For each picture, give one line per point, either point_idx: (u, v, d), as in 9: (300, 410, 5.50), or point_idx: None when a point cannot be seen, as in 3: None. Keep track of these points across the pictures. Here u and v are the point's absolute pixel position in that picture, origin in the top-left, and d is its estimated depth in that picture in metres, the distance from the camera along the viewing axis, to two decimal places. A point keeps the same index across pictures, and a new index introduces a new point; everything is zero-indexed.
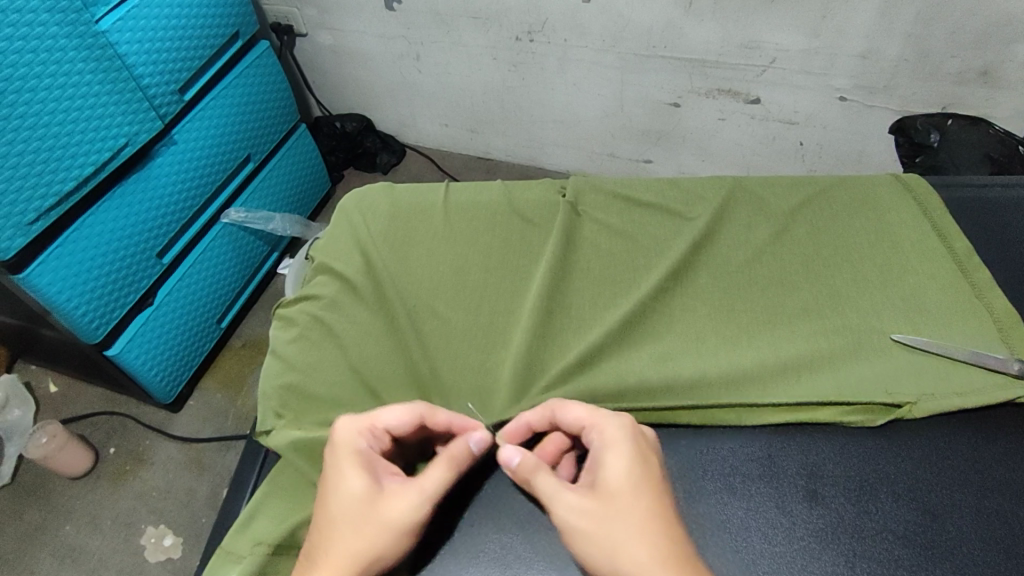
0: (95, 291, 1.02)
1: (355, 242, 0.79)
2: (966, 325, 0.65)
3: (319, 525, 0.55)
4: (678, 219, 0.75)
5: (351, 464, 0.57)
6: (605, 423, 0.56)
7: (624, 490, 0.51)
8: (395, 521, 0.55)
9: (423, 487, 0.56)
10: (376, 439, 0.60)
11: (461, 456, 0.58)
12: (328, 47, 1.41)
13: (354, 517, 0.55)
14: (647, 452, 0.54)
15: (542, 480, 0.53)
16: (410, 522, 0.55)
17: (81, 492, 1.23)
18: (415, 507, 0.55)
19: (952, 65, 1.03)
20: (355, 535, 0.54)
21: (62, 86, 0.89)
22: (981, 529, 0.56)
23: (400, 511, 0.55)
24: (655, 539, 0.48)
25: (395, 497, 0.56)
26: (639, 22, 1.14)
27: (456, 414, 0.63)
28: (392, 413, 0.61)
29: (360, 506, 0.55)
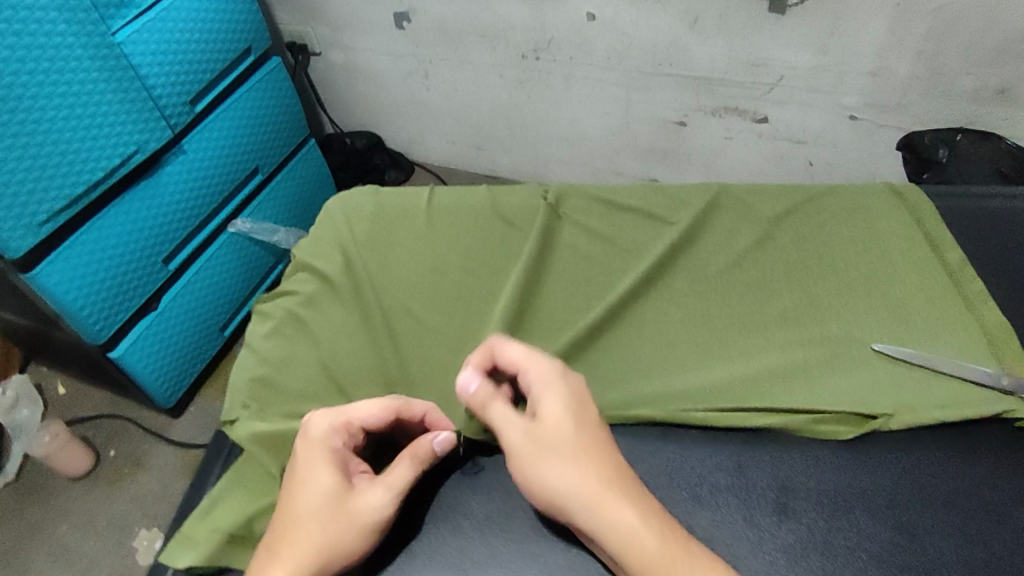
0: (100, 295, 1.03)
1: (338, 243, 0.78)
2: (953, 337, 0.62)
3: (285, 513, 0.55)
4: (658, 223, 0.73)
5: (319, 459, 0.57)
6: (537, 362, 0.57)
7: (561, 428, 0.53)
8: (365, 518, 0.55)
9: (390, 487, 0.56)
10: (350, 437, 0.59)
11: (424, 455, 0.58)
12: (341, 65, 1.44)
13: (322, 514, 0.55)
14: (577, 388, 0.56)
15: (493, 414, 0.56)
16: (380, 519, 0.55)
17: (79, 493, 1.23)
18: (382, 507, 0.55)
19: (967, 82, 0.98)
20: (321, 531, 0.54)
21: (75, 93, 0.91)
22: (962, 551, 0.52)
23: (368, 510, 0.55)
24: (597, 470, 0.51)
25: (364, 495, 0.56)
26: (643, 39, 1.12)
27: (432, 407, 0.62)
28: (368, 407, 0.59)
29: (329, 504, 0.55)
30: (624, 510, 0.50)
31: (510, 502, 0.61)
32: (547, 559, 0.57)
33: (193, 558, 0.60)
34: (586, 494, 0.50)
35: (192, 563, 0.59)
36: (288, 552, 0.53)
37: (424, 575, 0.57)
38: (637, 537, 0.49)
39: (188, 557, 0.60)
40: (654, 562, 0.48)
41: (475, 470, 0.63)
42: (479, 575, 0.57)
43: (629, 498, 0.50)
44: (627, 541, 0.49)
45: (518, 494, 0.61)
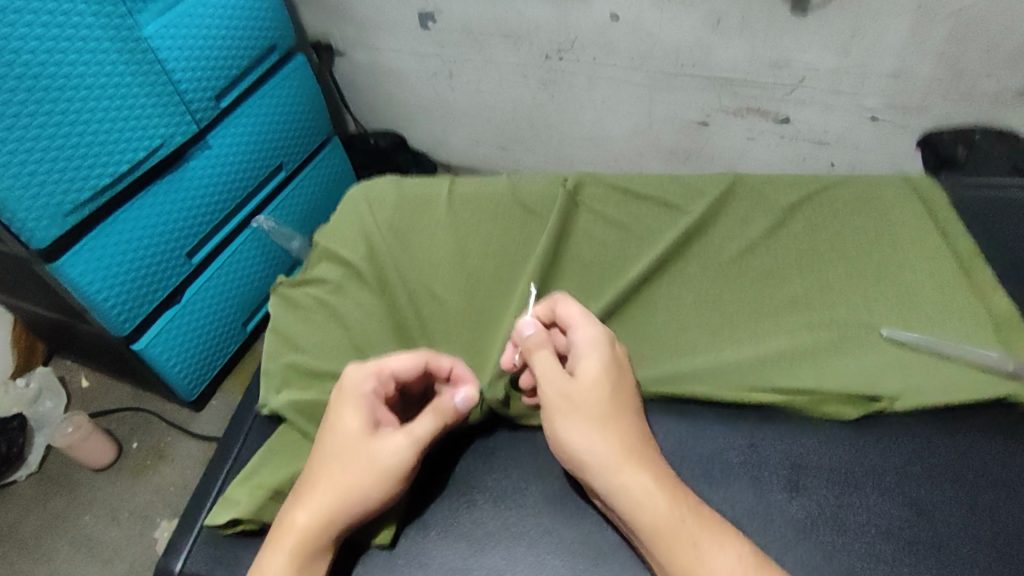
0: (124, 285, 1.05)
1: (361, 231, 0.79)
2: (961, 322, 0.63)
3: (317, 460, 0.58)
4: (674, 212, 0.75)
5: (352, 405, 0.60)
6: (589, 325, 0.61)
7: (596, 387, 0.57)
8: (382, 461, 0.57)
9: (413, 433, 0.58)
10: (380, 384, 0.61)
11: (449, 412, 0.60)
12: (366, 64, 1.47)
13: (343, 457, 0.57)
14: (620, 359, 0.60)
15: (540, 358, 0.59)
16: (396, 463, 0.57)
17: (102, 483, 1.27)
18: (404, 451, 0.57)
19: (988, 85, 0.98)
20: (343, 473, 0.56)
21: (103, 86, 0.94)
22: (972, 527, 0.53)
23: (390, 453, 0.57)
24: (618, 432, 0.55)
25: (387, 440, 0.57)
26: (666, 40, 1.13)
27: (458, 361, 0.64)
28: (399, 358, 0.61)
29: (350, 447, 0.58)
30: (640, 473, 0.53)
31: (524, 477, 0.62)
32: (558, 533, 0.59)
33: (226, 519, 0.62)
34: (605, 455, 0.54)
35: (239, 514, 0.62)
36: (315, 494, 0.56)
37: (439, 545, 0.59)
38: (649, 501, 0.52)
39: (225, 515, 0.63)
40: (662, 530, 0.51)
41: (492, 446, 0.65)
42: (490, 547, 0.58)
43: (643, 464, 0.54)
44: (636, 504, 0.52)
45: (534, 470, 0.63)
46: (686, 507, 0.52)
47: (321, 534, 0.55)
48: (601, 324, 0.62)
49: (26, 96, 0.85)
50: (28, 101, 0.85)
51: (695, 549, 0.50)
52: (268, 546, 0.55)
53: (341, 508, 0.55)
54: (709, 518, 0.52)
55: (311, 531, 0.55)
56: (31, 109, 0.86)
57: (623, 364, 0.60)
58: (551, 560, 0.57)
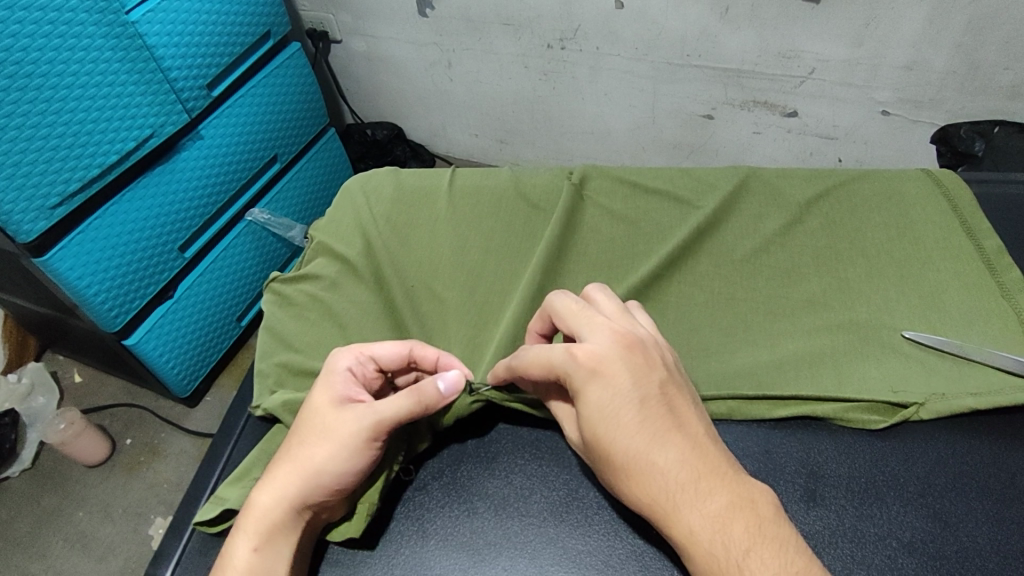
0: (115, 281, 1.02)
1: (358, 224, 0.76)
2: (988, 325, 0.60)
3: (290, 435, 0.57)
4: (685, 207, 0.72)
5: (324, 381, 0.58)
6: (563, 372, 0.51)
7: (610, 420, 0.48)
8: (338, 433, 0.54)
9: (372, 406, 0.55)
10: (358, 363, 0.59)
11: (430, 395, 0.56)
12: (364, 54, 1.43)
13: (306, 429, 0.56)
14: (608, 398, 0.48)
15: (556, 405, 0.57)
16: (350, 435, 0.54)
17: (95, 480, 1.24)
18: (360, 421, 0.54)
19: (1005, 78, 0.95)
20: (302, 444, 0.55)
21: (89, 72, 0.90)
22: (1000, 540, 0.50)
23: (347, 423, 0.54)
24: (650, 480, 0.46)
25: (347, 413, 0.55)
26: (672, 29, 1.10)
27: (446, 353, 0.62)
28: (381, 344, 0.61)
29: (314, 420, 0.56)
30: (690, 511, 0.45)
31: (528, 484, 0.59)
32: (564, 542, 0.56)
33: None
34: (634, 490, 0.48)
35: (227, 508, 0.60)
36: (277, 466, 0.55)
37: (439, 555, 0.56)
38: (696, 537, 0.45)
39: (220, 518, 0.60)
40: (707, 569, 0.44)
41: (494, 450, 0.62)
42: (492, 558, 0.56)
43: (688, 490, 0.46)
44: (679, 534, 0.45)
45: (539, 476, 0.60)
46: (739, 556, 0.43)
47: (274, 507, 0.53)
48: (576, 355, 0.50)
49: (9, 83, 0.81)
50: (11, 88, 0.81)
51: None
52: (237, 525, 0.54)
53: (296, 482, 0.53)
54: (773, 563, 0.43)
55: (266, 508, 0.53)
56: (14, 96, 0.82)
57: (617, 380, 0.49)
58: (555, 572, 0.54)
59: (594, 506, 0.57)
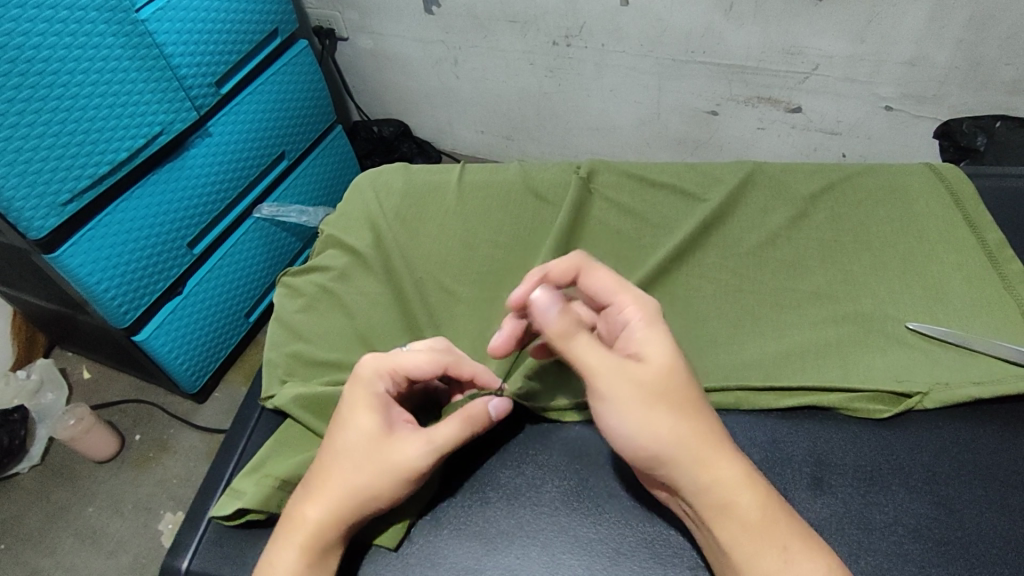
0: (125, 276, 1.03)
1: (369, 218, 0.77)
2: (989, 316, 0.61)
3: (327, 452, 0.55)
4: (691, 201, 0.73)
5: (368, 401, 0.56)
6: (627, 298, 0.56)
7: (675, 370, 0.50)
8: (399, 465, 0.53)
9: (433, 439, 0.55)
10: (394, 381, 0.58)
11: (480, 421, 0.57)
12: (370, 51, 1.45)
13: (356, 454, 0.54)
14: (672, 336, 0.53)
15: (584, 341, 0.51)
16: (415, 469, 0.54)
17: (105, 475, 1.25)
18: (422, 455, 0.54)
19: (1007, 73, 0.96)
20: (355, 471, 0.54)
21: (99, 70, 0.91)
22: (1003, 525, 0.52)
23: (407, 456, 0.54)
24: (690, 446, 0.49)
25: (405, 443, 0.54)
26: (677, 26, 1.11)
27: (480, 369, 0.62)
28: (415, 356, 0.58)
29: (365, 445, 0.54)
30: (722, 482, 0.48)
31: (541, 473, 0.61)
32: (576, 530, 0.57)
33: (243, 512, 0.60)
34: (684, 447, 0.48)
35: (245, 505, 0.60)
36: (323, 487, 0.54)
37: (454, 543, 0.58)
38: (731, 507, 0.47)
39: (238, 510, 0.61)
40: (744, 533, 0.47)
41: (506, 441, 0.63)
42: (505, 545, 0.57)
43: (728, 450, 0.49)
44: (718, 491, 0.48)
45: (550, 466, 0.61)
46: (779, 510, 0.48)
47: (325, 525, 0.53)
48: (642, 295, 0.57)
49: (20, 81, 0.82)
50: (22, 86, 0.83)
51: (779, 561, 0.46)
52: (278, 536, 0.54)
53: (354, 508, 0.53)
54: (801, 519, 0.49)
55: (319, 530, 0.53)
56: (25, 94, 0.83)
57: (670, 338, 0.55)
58: (568, 559, 0.56)
59: (603, 495, 0.59)
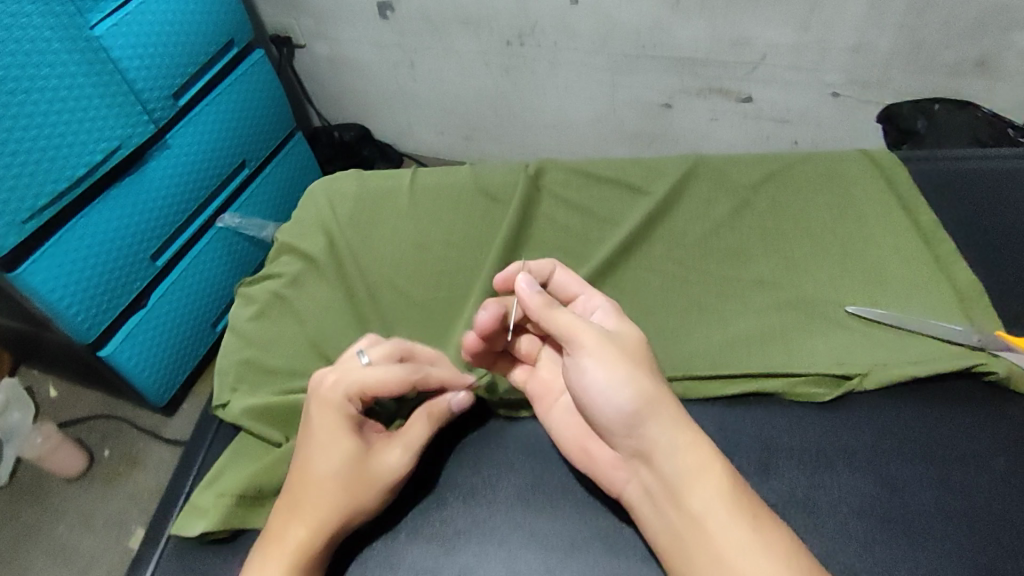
0: (87, 293, 1.03)
1: (320, 224, 0.78)
2: (925, 297, 0.63)
3: (304, 474, 0.56)
4: (636, 194, 0.74)
5: (341, 414, 0.58)
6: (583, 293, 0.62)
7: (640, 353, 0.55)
8: (386, 478, 0.57)
9: (412, 447, 0.58)
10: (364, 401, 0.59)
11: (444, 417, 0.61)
12: (326, 56, 1.44)
13: (345, 474, 0.56)
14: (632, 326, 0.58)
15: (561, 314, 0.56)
16: (398, 479, 0.57)
17: (75, 492, 1.24)
18: (408, 463, 0.58)
19: (947, 57, 0.98)
20: (344, 489, 0.55)
21: (53, 87, 0.91)
22: (939, 500, 0.54)
23: (391, 468, 0.57)
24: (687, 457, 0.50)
25: (388, 457, 0.57)
26: (626, 22, 1.12)
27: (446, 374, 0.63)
28: (381, 376, 0.59)
29: (352, 465, 0.56)
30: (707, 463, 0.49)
31: (499, 472, 0.61)
32: (534, 524, 0.58)
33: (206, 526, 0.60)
34: (643, 409, 0.51)
35: (206, 527, 0.60)
36: (314, 508, 0.54)
37: (413, 545, 0.58)
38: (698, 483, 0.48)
39: (198, 521, 0.61)
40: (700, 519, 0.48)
41: (462, 441, 0.64)
42: (462, 544, 0.57)
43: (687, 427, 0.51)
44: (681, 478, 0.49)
45: (505, 464, 0.62)
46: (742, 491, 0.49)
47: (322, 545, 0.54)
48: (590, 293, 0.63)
49: None
50: None
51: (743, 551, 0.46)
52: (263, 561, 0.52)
53: (345, 521, 0.55)
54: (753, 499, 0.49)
55: (313, 546, 0.53)
56: None
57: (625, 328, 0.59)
58: (523, 554, 0.56)
59: (558, 491, 0.60)
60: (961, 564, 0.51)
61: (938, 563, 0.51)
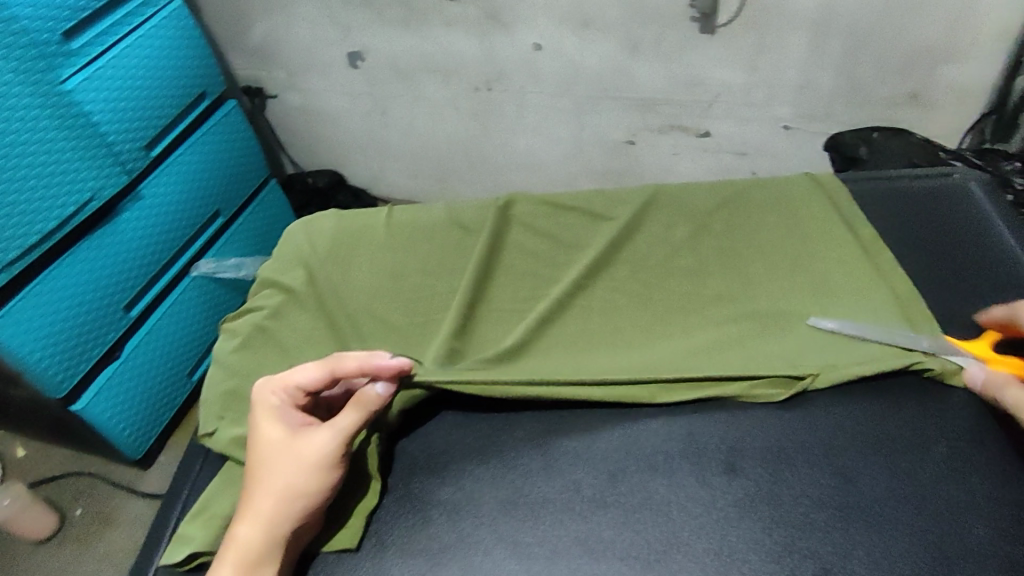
0: (60, 344, 1.03)
1: (300, 259, 0.81)
2: (868, 303, 0.68)
3: (246, 474, 0.60)
4: (600, 220, 0.79)
5: (266, 415, 0.61)
6: None
7: None
8: (307, 458, 0.58)
9: (334, 424, 0.59)
10: (287, 395, 0.62)
11: (372, 400, 0.60)
12: (298, 106, 1.49)
13: (269, 462, 0.59)
14: None
15: None
16: (321, 457, 0.58)
17: (43, 557, 1.22)
18: (332, 442, 0.59)
19: (884, 90, 1.06)
20: (272, 477, 0.58)
21: (25, 141, 0.93)
22: (894, 486, 0.57)
23: (312, 448, 0.58)
24: None
25: (309, 438, 0.59)
26: (588, 67, 1.18)
27: (370, 359, 0.62)
28: (301, 372, 0.62)
29: (276, 452, 0.59)
30: None
31: (479, 486, 0.63)
32: (521, 528, 0.60)
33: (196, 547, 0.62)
34: None
35: (195, 549, 0.62)
36: (251, 501, 0.57)
37: (398, 564, 0.60)
38: None
39: (186, 548, 0.63)
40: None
41: (443, 459, 0.66)
42: (446, 565, 0.59)
43: None
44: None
45: (486, 480, 0.64)
46: None
47: (262, 537, 0.56)
48: None
49: None
50: None
51: None
52: (217, 558, 0.56)
53: (280, 510, 0.57)
54: None
55: (252, 539, 0.56)
56: None
57: None
58: (507, 565, 0.58)
59: (540, 501, 0.61)
60: (917, 545, 0.54)
61: (891, 543, 0.54)
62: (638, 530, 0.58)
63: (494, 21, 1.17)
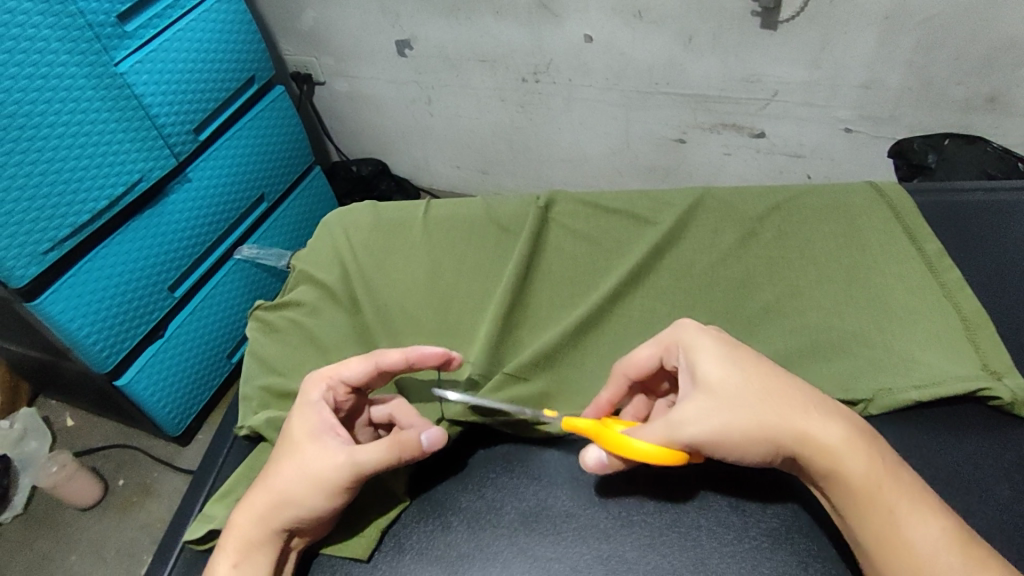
0: (107, 321, 1.04)
1: (335, 252, 0.79)
2: (930, 324, 0.63)
3: (268, 462, 0.59)
4: (642, 224, 0.75)
5: (301, 411, 0.59)
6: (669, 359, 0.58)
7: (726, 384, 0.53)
8: (315, 475, 0.55)
9: (352, 454, 0.55)
10: (330, 390, 0.60)
11: (408, 445, 0.57)
12: (345, 93, 1.48)
13: (285, 459, 0.57)
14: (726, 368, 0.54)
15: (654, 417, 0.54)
16: (328, 480, 0.55)
17: (88, 522, 1.25)
18: (338, 465, 0.55)
19: (957, 92, 0.99)
20: (282, 477, 0.56)
21: (79, 123, 0.94)
22: None
23: (324, 466, 0.55)
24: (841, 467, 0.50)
25: (326, 453, 0.56)
26: (640, 60, 1.14)
27: (412, 349, 0.61)
28: (348, 366, 0.61)
29: (294, 453, 0.57)
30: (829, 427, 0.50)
31: (504, 492, 0.62)
32: (545, 540, 0.58)
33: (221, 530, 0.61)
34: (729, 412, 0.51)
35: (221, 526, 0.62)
36: (253, 494, 0.57)
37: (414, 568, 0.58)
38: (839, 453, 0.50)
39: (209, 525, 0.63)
40: (859, 490, 0.49)
41: (467, 467, 0.64)
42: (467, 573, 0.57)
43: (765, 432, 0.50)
44: (798, 447, 0.50)
45: (509, 489, 0.62)
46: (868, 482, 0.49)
47: (257, 531, 0.55)
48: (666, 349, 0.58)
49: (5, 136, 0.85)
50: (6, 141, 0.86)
51: (892, 510, 0.48)
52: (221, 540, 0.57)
53: (276, 512, 0.55)
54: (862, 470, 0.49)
55: (249, 531, 0.55)
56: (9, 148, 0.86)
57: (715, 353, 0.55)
58: None
59: (561, 514, 0.59)
60: None
61: None
62: (666, 553, 0.55)
63: (544, 10, 1.14)
